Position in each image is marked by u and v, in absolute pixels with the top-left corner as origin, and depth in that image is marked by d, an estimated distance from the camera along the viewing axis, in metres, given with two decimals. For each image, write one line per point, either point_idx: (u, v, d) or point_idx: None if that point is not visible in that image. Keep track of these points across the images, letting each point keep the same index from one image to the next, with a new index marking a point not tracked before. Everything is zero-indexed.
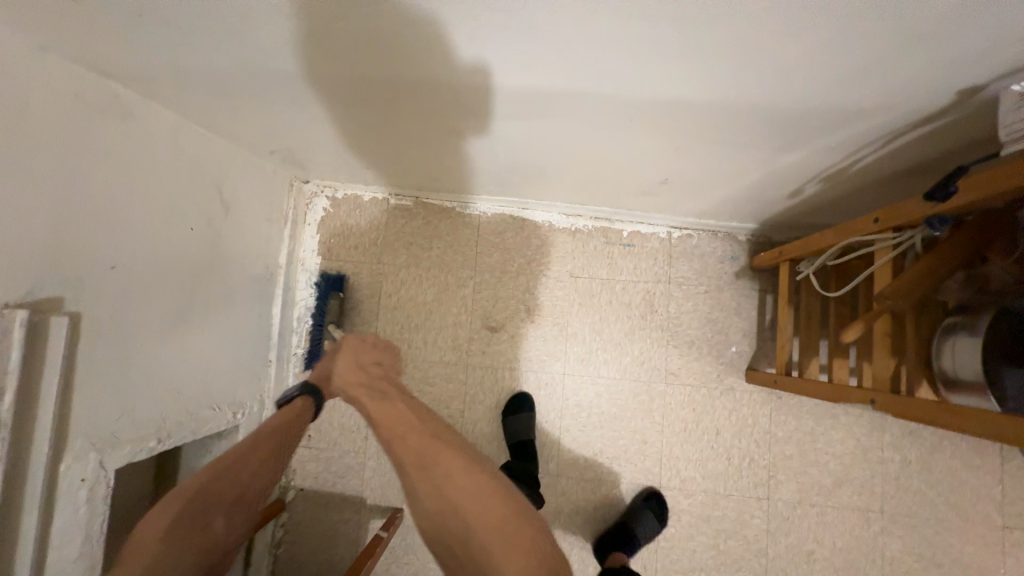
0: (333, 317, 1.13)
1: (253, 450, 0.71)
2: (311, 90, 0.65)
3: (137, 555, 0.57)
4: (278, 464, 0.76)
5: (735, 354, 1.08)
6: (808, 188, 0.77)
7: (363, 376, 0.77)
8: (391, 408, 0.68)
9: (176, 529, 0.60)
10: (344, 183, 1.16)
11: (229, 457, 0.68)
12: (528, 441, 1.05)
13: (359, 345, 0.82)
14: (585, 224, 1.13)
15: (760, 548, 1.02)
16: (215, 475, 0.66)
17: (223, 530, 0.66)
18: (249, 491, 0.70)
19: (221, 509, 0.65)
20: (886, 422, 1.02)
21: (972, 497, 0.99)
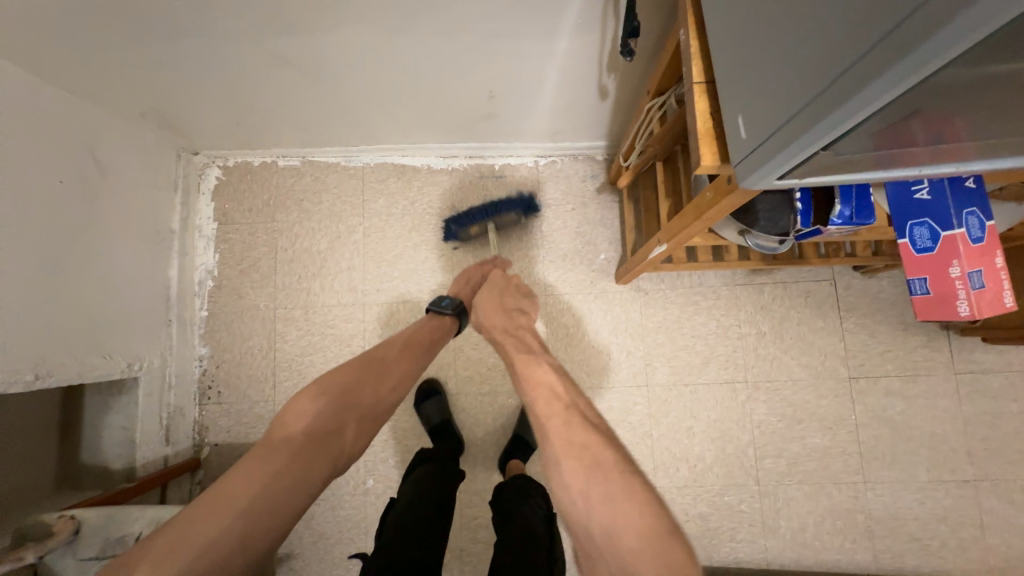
0: (500, 219, 1.15)
1: (393, 363, 0.74)
2: (142, 18, 0.74)
3: (289, 432, 0.60)
4: (406, 381, 0.75)
5: (604, 261, 1.18)
6: (608, 83, 0.89)
7: (510, 319, 0.83)
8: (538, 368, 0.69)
9: (317, 423, 0.61)
10: (232, 151, 1.24)
11: (374, 357, 0.73)
12: (446, 425, 1.11)
13: (504, 283, 0.92)
14: (460, 162, 1.24)
15: (644, 431, 1.11)
16: (357, 375, 0.69)
17: (354, 438, 0.64)
18: (383, 404, 0.70)
19: (356, 414, 0.65)
20: (741, 299, 1.14)
21: (821, 355, 1.10)
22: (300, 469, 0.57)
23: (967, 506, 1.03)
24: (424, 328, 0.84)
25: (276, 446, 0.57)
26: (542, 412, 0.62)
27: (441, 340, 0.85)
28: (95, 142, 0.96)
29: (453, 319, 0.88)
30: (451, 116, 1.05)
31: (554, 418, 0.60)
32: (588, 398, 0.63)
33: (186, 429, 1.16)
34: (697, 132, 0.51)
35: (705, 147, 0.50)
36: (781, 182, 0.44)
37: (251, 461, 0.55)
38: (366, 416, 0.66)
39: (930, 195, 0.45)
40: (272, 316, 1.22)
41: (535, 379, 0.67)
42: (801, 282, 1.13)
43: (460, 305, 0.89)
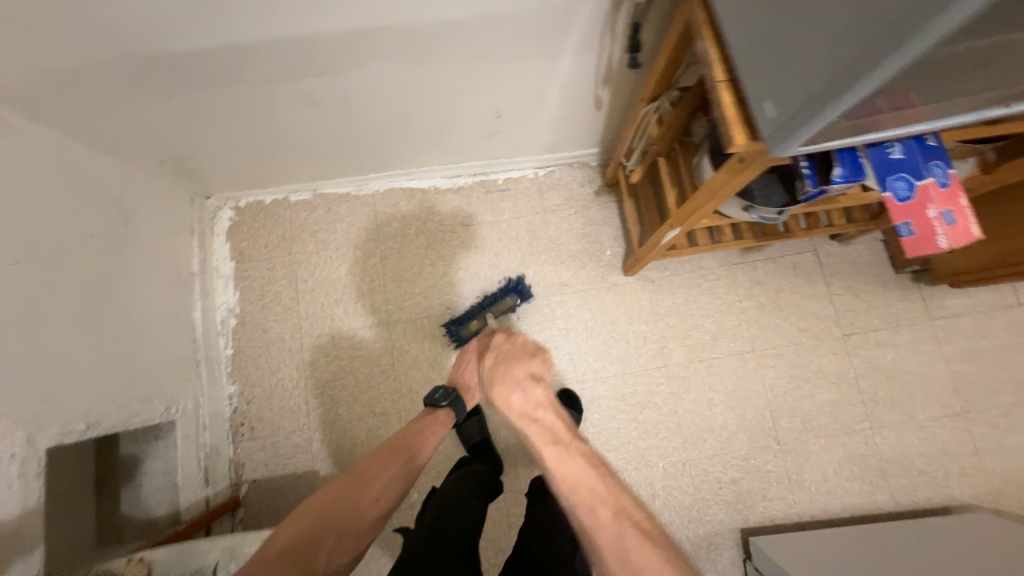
0: (496, 309, 1.21)
1: (378, 471, 0.78)
2: (180, 75, 0.80)
3: (273, 548, 0.66)
4: (393, 491, 0.77)
5: (611, 256, 1.28)
6: (603, 95, 1.01)
7: (524, 396, 0.79)
8: (573, 466, 0.68)
9: (293, 543, 0.66)
10: (244, 191, 1.28)
11: (356, 470, 0.78)
12: (484, 441, 1.15)
13: (514, 354, 0.88)
14: (465, 181, 1.32)
15: (670, 409, 1.19)
16: (338, 491, 0.74)
17: (329, 557, 0.67)
18: (365, 518, 0.73)
19: (335, 533, 0.69)
20: (738, 277, 1.25)
21: (815, 318, 1.22)
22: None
23: (962, 436, 1.15)
24: (409, 435, 0.87)
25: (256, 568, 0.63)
26: (591, 523, 0.63)
27: (428, 442, 0.87)
28: (118, 194, 0.99)
29: (447, 413, 0.94)
30: (459, 137, 1.13)
31: (608, 534, 0.62)
32: (635, 500, 0.66)
33: (223, 468, 1.16)
34: (726, 120, 0.56)
35: (735, 128, 0.55)
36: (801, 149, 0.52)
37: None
38: (344, 529, 0.70)
39: (903, 154, 0.56)
40: (299, 345, 1.24)
41: (574, 485, 0.66)
42: (788, 255, 1.25)
43: (452, 396, 0.95)
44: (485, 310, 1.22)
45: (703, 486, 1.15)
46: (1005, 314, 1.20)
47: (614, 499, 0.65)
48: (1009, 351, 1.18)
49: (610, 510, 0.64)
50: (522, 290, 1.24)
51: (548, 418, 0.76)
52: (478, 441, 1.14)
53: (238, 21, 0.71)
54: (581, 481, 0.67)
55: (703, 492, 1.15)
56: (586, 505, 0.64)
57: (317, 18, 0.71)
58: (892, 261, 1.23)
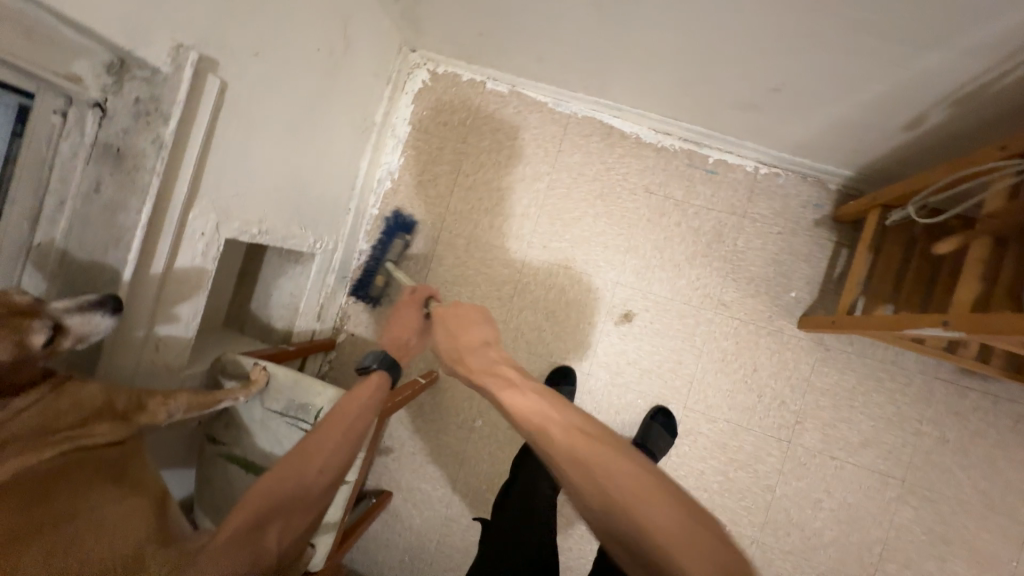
0: (393, 255, 1.22)
1: (316, 445, 0.66)
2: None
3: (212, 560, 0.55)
4: (348, 456, 0.69)
5: (793, 299, 1.07)
6: (933, 116, 0.75)
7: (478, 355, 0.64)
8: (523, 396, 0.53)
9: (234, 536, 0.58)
10: (447, 58, 1.20)
11: (290, 454, 0.65)
12: None
13: (453, 313, 0.71)
14: (672, 142, 1.13)
15: (768, 485, 1.06)
16: (271, 477, 0.63)
17: (276, 540, 0.61)
18: (311, 494, 0.65)
19: (280, 514, 0.62)
20: (934, 395, 1.00)
21: (1003, 487, 0.97)
22: None
23: None
24: (349, 397, 0.74)
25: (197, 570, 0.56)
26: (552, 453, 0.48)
27: (370, 406, 0.75)
28: (348, 17, 0.94)
29: (380, 376, 0.79)
30: (707, 94, 0.93)
31: (573, 461, 0.46)
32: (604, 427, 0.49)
33: (332, 312, 1.24)
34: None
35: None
36: None
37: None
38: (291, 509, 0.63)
39: None
40: (435, 235, 1.23)
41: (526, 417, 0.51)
42: (1017, 403, 0.97)
43: (381, 356, 0.81)
44: (382, 257, 1.23)
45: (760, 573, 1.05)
46: None
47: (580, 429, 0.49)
48: None
49: (564, 426, 0.49)
50: (405, 226, 1.24)
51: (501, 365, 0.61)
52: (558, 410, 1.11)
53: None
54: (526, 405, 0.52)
55: None
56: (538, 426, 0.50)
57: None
58: None
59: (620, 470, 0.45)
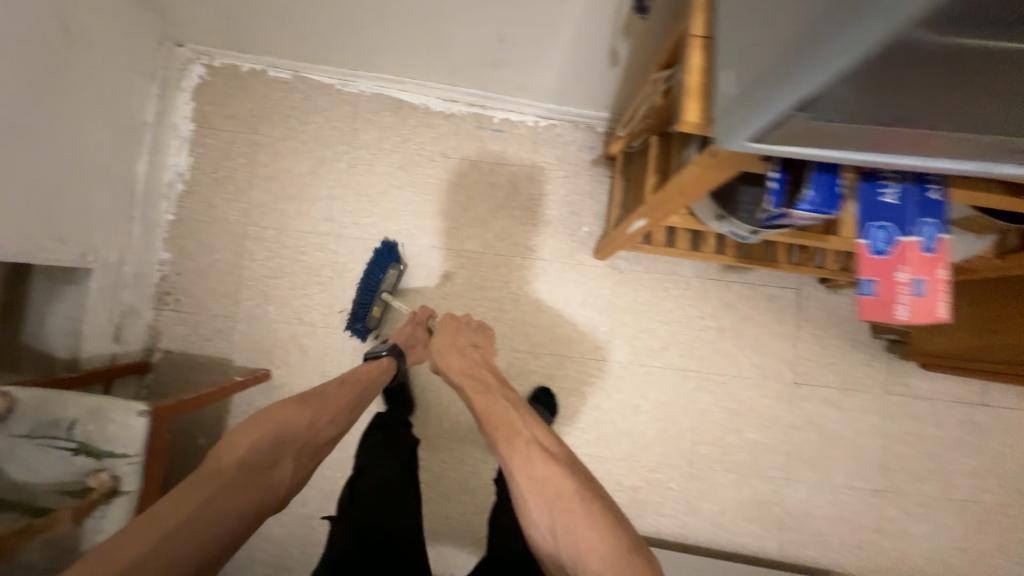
0: (389, 287, 1.10)
1: (330, 398, 0.79)
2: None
3: (219, 470, 0.61)
4: (348, 417, 0.80)
5: (587, 234, 1.18)
6: (622, 49, 0.88)
7: (460, 358, 0.90)
8: (500, 409, 0.80)
9: (254, 454, 0.65)
10: (221, 50, 1.16)
11: (294, 399, 0.75)
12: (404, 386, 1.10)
13: (456, 323, 0.96)
14: (459, 109, 1.20)
15: (594, 403, 1.15)
16: (293, 414, 0.73)
17: (288, 471, 0.67)
18: (318, 439, 0.74)
19: (293, 450, 0.69)
20: (710, 293, 1.16)
21: (771, 357, 1.15)
22: (213, 505, 0.57)
23: (871, 511, 1.13)
24: (363, 371, 0.89)
25: (210, 474, 0.60)
26: (507, 453, 0.73)
27: (382, 382, 0.91)
28: (68, 7, 0.86)
29: (391, 360, 0.95)
30: (458, 54, 1.00)
31: (517, 457, 0.72)
32: (547, 432, 0.76)
33: (138, 331, 1.14)
34: (685, 92, 0.45)
35: (690, 104, 0.44)
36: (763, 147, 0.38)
37: (188, 487, 0.57)
38: (303, 447, 0.71)
39: (896, 201, 0.46)
40: (242, 232, 1.18)
41: (499, 425, 0.78)
42: (768, 286, 1.16)
43: (395, 346, 0.96)
44: (376, 288, 1.09)
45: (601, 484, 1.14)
46: (962, 409, 1.15)
47: (547, 443, 0.74)
48: (951, 446, 1.14)
49: (527, 440, 0.74)
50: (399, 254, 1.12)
51: (484, 375, 0.88)
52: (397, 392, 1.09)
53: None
54: (521, 450, 0.73)
55: None
56: (522, 465, 0.71)
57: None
58: (872, 323, 1.14)
59: (581, 521, 0.63)
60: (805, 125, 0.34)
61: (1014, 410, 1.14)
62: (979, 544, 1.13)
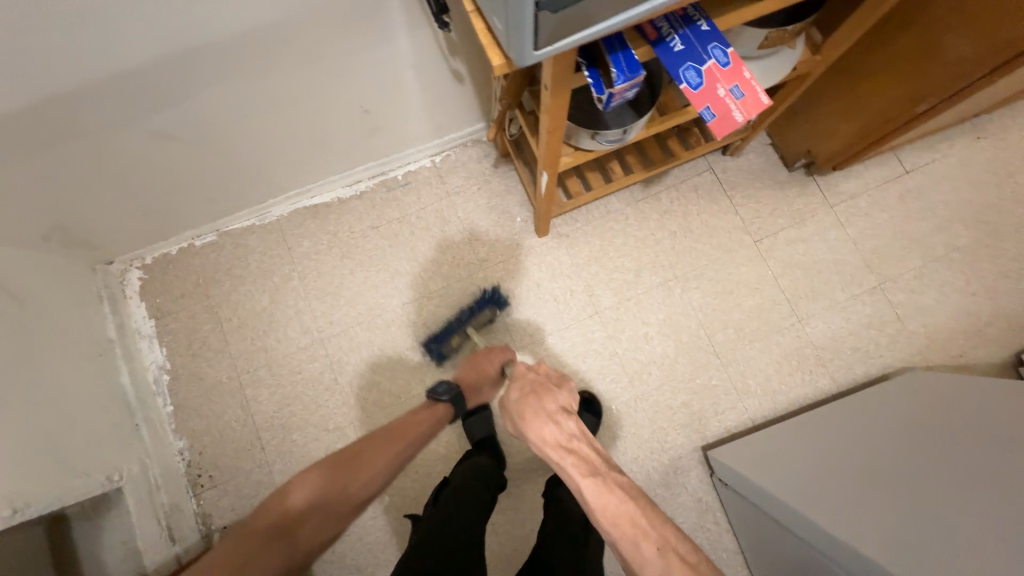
0: (476, 323, 1.21)
1: (372, 455, 0.78)
2: (26, 140, 0.78)
3: (257, 530, 0.66)
4: (391, 469, 0.79)
5: (522, 222, 1.30)
6: (461, 67, 1.03)
7: (555, 427, 0.71)
8: (609, 498, 0.62)
9: (288, 517, 0.69)
10: (146, 248, 1.26)
11: (339, 455, 0.77)
12: (489, 436, 1.16)
13: (533, 380, 0.80)
14: (366, 184, 1.32)
15: (611, 352, 1.22)
16: (331, 471, 0.74)
17: (317, 533, 0.69)
18: (352, 500, 0.73)
19: (325, 512, 0.71)
20: (647, 211, 1.28)
21: (725, 232, 1.26)
22: (244, 569, 0.61)
23: (882, 306, 1.21)
24: (413, 418, 0.87)
25: (248, 534, 0.66)
26: (637, 562, 0.57)
27: (431, 429, 0.86)
28: (6, 276, 0.95)
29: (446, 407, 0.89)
30: (339, 141, 1.14)
31: (653, 569, 0.56)
32: (677, 528, 0.59)
33: (189, 523, 1.15)
34: (481, 45, 0.53)
35: (490, 50, 0.52)
36: (551, 50, 0.46)
37: (223, 548, 0.64)
38: (335, 511, 0.71)
39: (684, 45, 0.57)
40: (238, 385, 1.23)
41: (614, 519, 0.60)
42: (687, 179, 1.29)
43: (455, 391, 0.90)
44: (466, 322, 1.21)
45: (658, 417, 1.19)
46: (895, 184, 1.27)
47: (659, 532, 0.59)
48: (907, 217, 1.25)
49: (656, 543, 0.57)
50: (497, 302, 1.24)
51: (583, 449, 0.68)
52: (482, 437, 1.15)
53: (63, 69, 0.69)
54: (652, 559, 0.56)
55: (660, 422, 1.18)
56: None
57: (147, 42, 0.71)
58: (783, 159, 1.27)
59: None
60: (555, 19, 0.42)
61: (934, 162, 1.27)
62: (983, 281, 1.22)
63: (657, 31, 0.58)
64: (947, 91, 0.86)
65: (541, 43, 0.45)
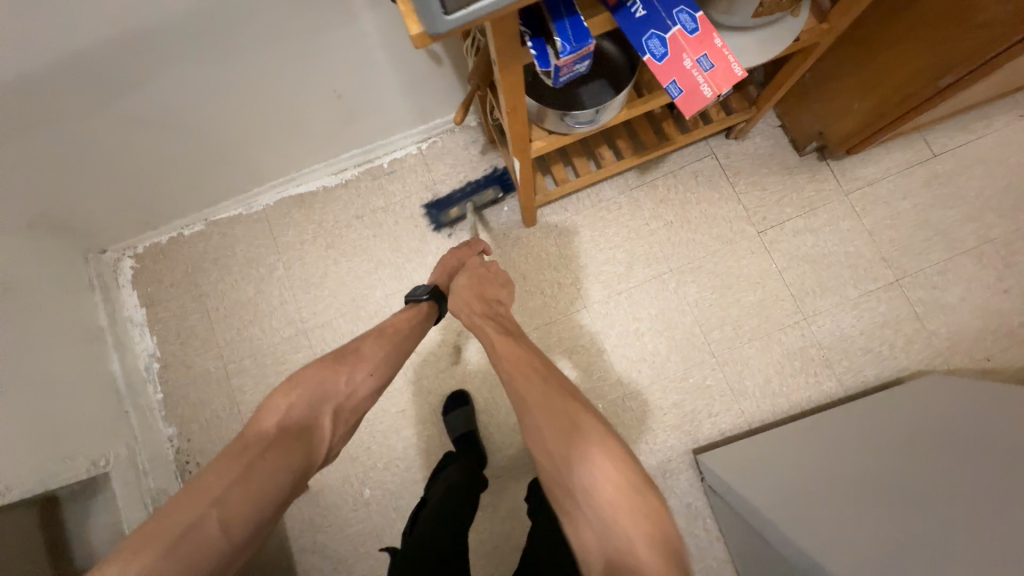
0: (479, 199, 1.24)
1: (368, 353, 0.75)
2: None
3: (264, 433, 0.62)
4: (391, 361, 0.77)
5: (509, 212, 1.24)
6: (437, 46, 0.97)
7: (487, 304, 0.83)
8: (512, 347, 0.73)
9: (293, 416, 0.65)
10: (137, 237, 1.27)
11: (333, 354, 0.73)
12: (469, 432, 1.13)
13: (484, 275, 0.88)
14: (351, 173, 1.29)
15: (599, 349, 1.16)
16: (328, 369, 0.70)
17: (329, 433, 0.67)
18: (356, 398, 0.71)
19: (332, 408, 0.68)
20: (641, 198, 1.20)
21: (726, 222, 1.18)
22: (264, 469, 0.59)
23: (899, 304, 1.11)
24: (399, 317, 0.85)
25: (252, 440, 0.61)
26: (523, 385, 0.67)
27: (421, 327, 0.85)
28: None
29: (430, 305, 0.88)
30: (317, 126, 1.11)
31: (534, 391, 0.66)
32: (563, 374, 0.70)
33: None
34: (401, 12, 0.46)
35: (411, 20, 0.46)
36: (467, 12, 0.40)
37: (225, 458, 0.59)
38: (341, 406, 0.69)
39: (646, 10, 0.50)
40: (224, 374, 1.24)
41: (513, 359, 0.71)
42: (686, 165, 1.20)
43: (435, 291, 0.88)
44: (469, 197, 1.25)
45: (646, 417, 1.13)
46: (920, 170, 1.15)
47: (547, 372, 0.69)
48: (932, 206, 1.13)
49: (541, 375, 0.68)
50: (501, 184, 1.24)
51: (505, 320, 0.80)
52: (464, 433, 1.13)
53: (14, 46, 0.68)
54: (534, 385, 0.67)
55: (649, 423, 1.12)
56: (540, 400, 0.64)
57: (93, 19, 0.69)
58: (792, 143, 1.17)
59: (595, 456, 0.59)
60: None
61: (965, 145, 1.14)
62: (1018, 277, 1.09)
63: None
64: (974, 61, 0.75)
65: (452, 5, 0.40)
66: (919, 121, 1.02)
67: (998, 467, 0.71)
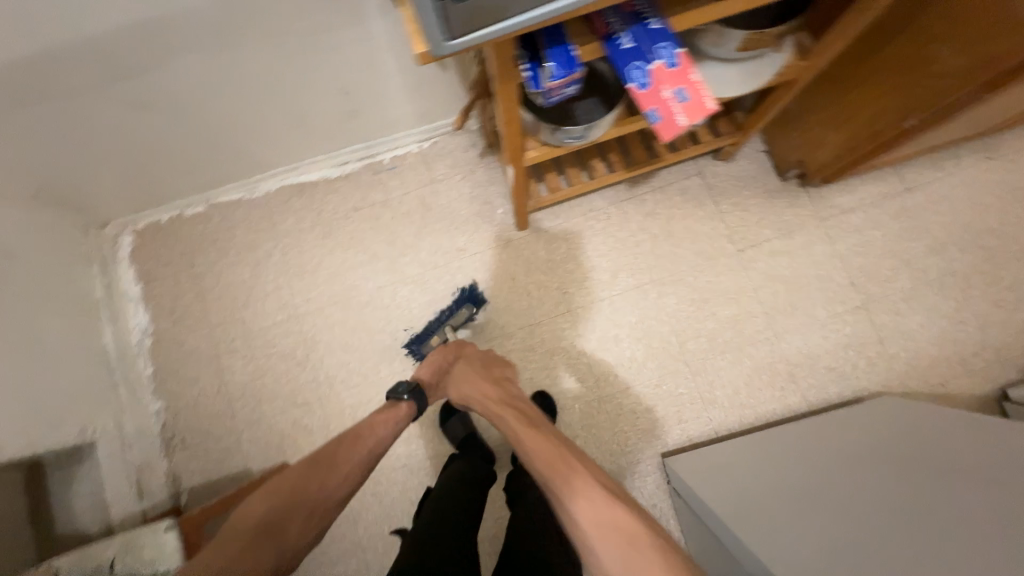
0: (455, 322, 1.16)
1: (341, 459, 0.76)
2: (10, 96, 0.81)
3: (233, 541, 0.66)
4: (360, 467, 0.77)
5: (503, 215, 1.29)
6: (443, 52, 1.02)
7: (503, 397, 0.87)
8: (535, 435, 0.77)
9: (262, 522, 0.68)
10: (137, 213, 1.30)
11: (309, 460, 0.75)
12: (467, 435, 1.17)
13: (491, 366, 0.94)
14: (353, 166, 1.33)
15: (579, 351, 1.21)
16: (301, 475, 0.73)
17: (298, 535, 0.69)
18: (332, 500, 0.73)
19: (300, 514, 0.70)
20: (629, 211, 1.26)
21: (708, 238, 1.23)
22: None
23: (864, 327, 1.17)
24: (377, 418, 0.85)
25: (224, 545, 0.66)
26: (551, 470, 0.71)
27: (392, 432, 0.84)
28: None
29: (409, 406, 0.88)
30: (322, 119, 1.15)
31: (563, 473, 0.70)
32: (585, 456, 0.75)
33: (158, 482, 1.20)
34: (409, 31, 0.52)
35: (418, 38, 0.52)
36: (467, 38, 0.46)
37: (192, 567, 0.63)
38: (310, 511, 0.71)
39: (632, 43, 0.55)
40: (214, 353, 1.27)
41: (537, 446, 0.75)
42: (674, 182, 1.26)
43: (414, 389, 0.89)
44: (441, 320, 1.18)
45: (620, 420, 1.18)
46: (892, 202, 1.22)
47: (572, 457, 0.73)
48: (899, 237, 1.20)
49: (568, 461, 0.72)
50: (477, 301, 1.18)
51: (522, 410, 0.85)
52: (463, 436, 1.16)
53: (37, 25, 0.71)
54: (561, 468, 0.71)
55: (621, 425, 1.18)
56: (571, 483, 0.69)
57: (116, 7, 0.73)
58: (776, 167, 1.23)
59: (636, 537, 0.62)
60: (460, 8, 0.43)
61: (934, 181, 1.21)
62: (974, 307, 1.16)
63: (607, 27, 0.56)
64: (934, 107, 0.82)
65: (454, 31, 0.45)
66: (890, 157, 1.09)
67: (937, 484, 0.77)
